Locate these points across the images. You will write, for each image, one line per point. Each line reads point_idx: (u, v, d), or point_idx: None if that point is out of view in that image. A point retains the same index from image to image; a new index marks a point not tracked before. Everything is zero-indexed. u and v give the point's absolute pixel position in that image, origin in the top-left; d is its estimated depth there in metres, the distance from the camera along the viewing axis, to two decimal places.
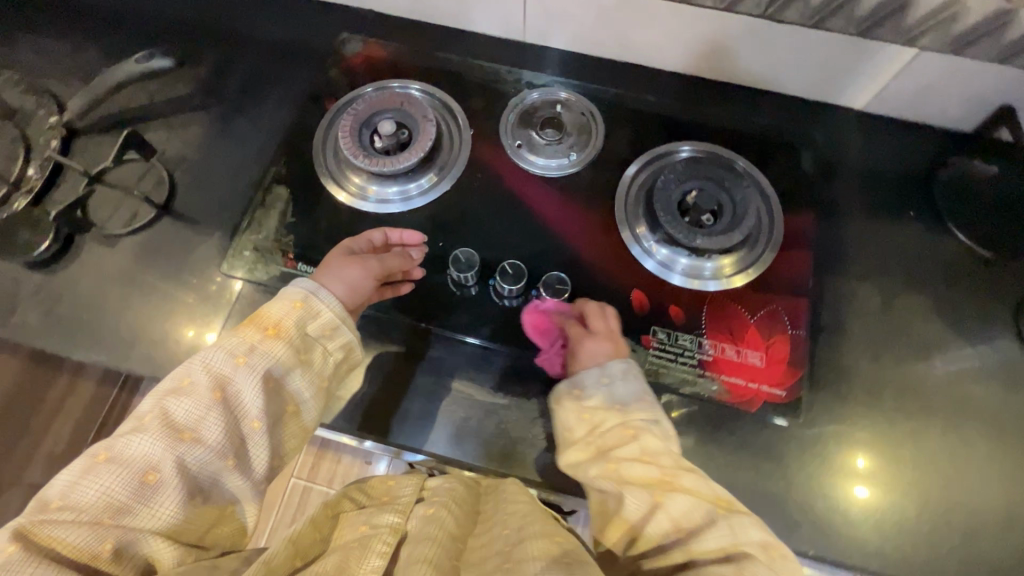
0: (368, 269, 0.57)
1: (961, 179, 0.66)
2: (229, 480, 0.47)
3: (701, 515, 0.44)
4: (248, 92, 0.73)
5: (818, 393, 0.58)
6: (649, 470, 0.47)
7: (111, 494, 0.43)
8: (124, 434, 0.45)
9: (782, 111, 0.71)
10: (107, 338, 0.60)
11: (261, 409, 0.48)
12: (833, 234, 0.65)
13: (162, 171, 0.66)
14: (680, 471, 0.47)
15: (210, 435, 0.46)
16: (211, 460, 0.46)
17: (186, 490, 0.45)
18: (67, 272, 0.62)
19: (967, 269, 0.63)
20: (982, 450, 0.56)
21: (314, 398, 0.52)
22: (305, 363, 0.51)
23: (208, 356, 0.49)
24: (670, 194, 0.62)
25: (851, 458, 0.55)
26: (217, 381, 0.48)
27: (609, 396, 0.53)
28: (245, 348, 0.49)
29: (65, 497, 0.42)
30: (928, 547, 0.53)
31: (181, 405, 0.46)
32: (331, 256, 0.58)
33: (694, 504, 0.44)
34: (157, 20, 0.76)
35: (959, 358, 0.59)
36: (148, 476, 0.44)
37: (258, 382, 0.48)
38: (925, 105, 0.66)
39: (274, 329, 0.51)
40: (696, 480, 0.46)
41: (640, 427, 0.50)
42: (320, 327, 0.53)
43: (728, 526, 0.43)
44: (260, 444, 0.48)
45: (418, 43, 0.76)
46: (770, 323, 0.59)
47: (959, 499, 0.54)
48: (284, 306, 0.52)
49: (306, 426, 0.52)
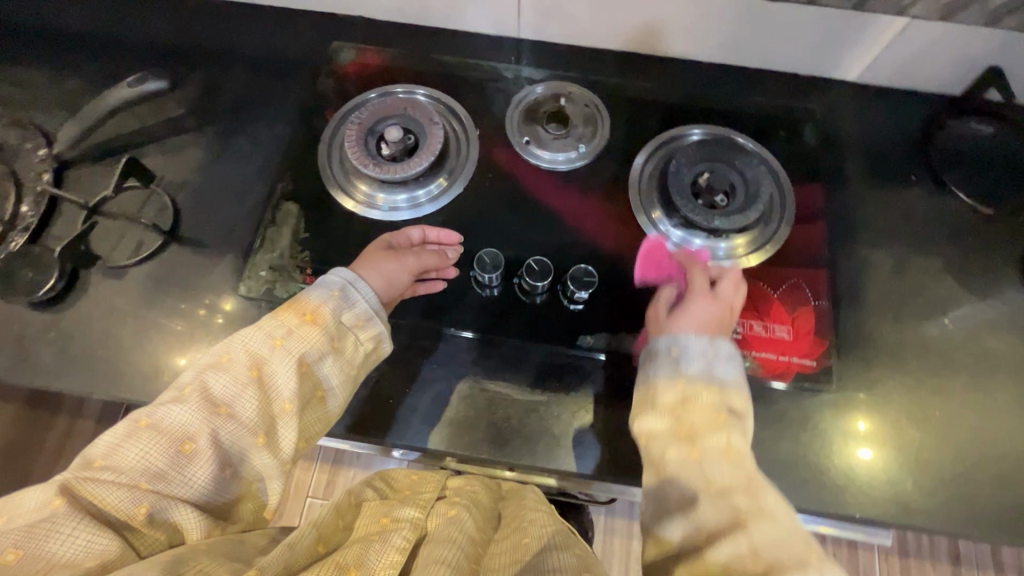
0: (405, 264, 0.58)
1: (956, 141, 0.68)
2: (258, 458, 0.47)
3: (786, 548, 0.40)
4: (242, 109, 0.71)
5: (845, 360, 0.59)
6: (731, 473, 0.45)
7: (149, 459, 0.44)
8: (165, 404, 0.46)
9: (779, 88, 0.72)
10: (125, 371, 0.59)
11: (294, 390, 0.49)
12: (840, 204, 0.66)
13: (164, 197, 0.64)
14: (768, 490, 0.44)
15: (245, 412, 0.47)
16: (242, 436, 0.47)
17: (217, 465, 0.46)
18: (76, 308, 0.60)
19: (971, 226, 0.65)
20: (1004, 399, 0.58)
21: (343, 386, 0.52)
22: (337, 350, 0.52)
23: (246, 335, 0.50)
24: (683, 177, 0.63)
25: (851, 422, 0.57)
26: (254, 360, 0.49)
27: (707, 373, 0.51)
28: (282, 331, 0.51)
29: (108, 458, 0.43)
30: (964, 497, 0.54)
31: (219, 380, 0.48)
32: (371, 249, 0.60)
33: (781, 534, 0.41)
34: (140, 42, 0.73)
35: (973, 313, 0.61)
36: (185, 446, 0.45)
37: (293, 365, 0.49)
38: (916, 72, 0.68)
39: (312, 315, 0.52)
40: (781, 505, 0.43)
41: (731, 420, 0.48)
42: (354, 318, 0.54)
43: (804, 568, 0.39)
44: (289, 426, 0.48)
45: (412, 46, 0.75)
46: (792, 296, 0.61)
47: (989, 448, 0.56)
48: (321, 295, 0.54)
49: (330, 414, 0.52)
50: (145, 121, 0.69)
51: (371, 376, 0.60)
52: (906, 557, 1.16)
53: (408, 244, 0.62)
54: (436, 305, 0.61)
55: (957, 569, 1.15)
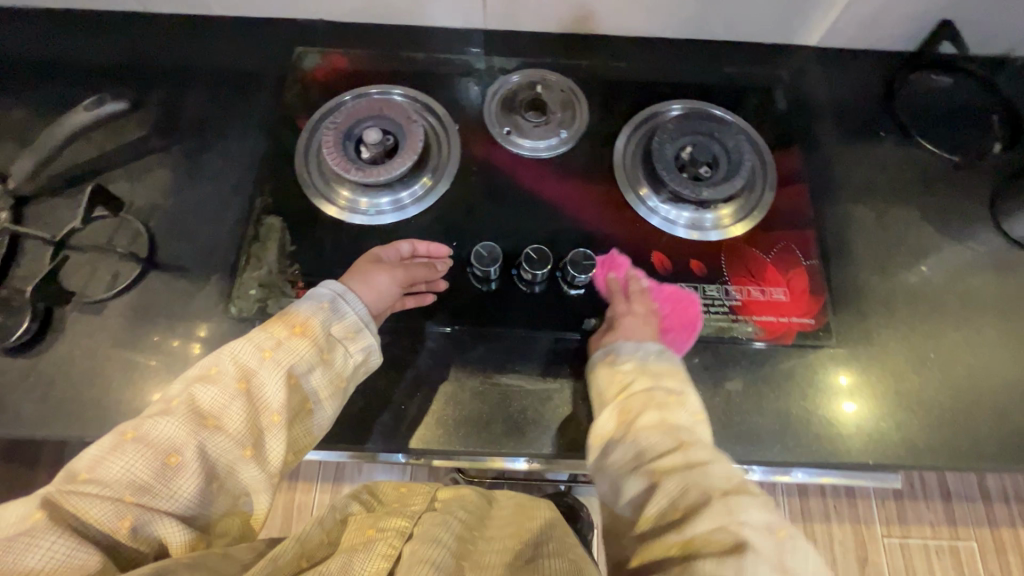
0: (394, 277, 0.57)
1: (917, 94, 0.71)
2: (245, 472, 0.46)
3: (698, 494, 0.44)
4: (207, 124, 0.68)
5: (842, 314, 0.61)
6: (663, 440, 0.48)
7: (134, 472, 0.42)
8: (152, 416, 0.45)
9: (747, 57, 0.73)
10: (116, 410, 0.55)
11: (283, 403, 0.48)
12: (818, 164, 0.68)
13: (136, 223, 0.61)
14: (701, 447, 0.48)
15: (233, 424, 0.46)
16: (230, 448, 0.46)
17: (203, 478, 0.45)
18: (55, 350, 0.57)
19: (940, 174, 0.68)
20: (990, 334, 0.60)
21: (333, 397, 0.51)
22: (327, 361, 0.51)
23: (235, 347, 0.49)
24: (667, 152, 0.64)
25: (834, 378, 0.59)
26: (243, 372, 0.48)
27: (642, 365, 0.54)
28: (271, 342, 0.49)
29: (92, 471, 0.42)
30: (965, 431, 0.57)
31: (207, 392, 0.47)
32: (359, 263, 0.59)
33: (689, 483, 0.45)
34: (87, 65, 0.69)
35: (952, 256, 0.64)
36: (171, 458, 0.44)
37: (282, 377, 0.48)
38: (874, 31, 0.71)
39: (301, 327, 0.51)
40: (715, 459, 0.47)
41: (665, 399, 0.51)
42: (343, 329, 0.53)
43: (728, 507, 0.43)
44: (278, 438, 0.47)
45: (377, 45, 0.73)
46: (785, 259, 0.62)
47: (982, 382, 0.59)
48: (311, 307, 0.53)
49: (322, 424, 0.51)
50: (106, 148, 0.65)
51: (380, 385, 0.58)
52: (901, 499, 1.21)
53: (398, 257, 0.60)
54: (437, 305, 0.61)
55: (949, 505, 1.21)
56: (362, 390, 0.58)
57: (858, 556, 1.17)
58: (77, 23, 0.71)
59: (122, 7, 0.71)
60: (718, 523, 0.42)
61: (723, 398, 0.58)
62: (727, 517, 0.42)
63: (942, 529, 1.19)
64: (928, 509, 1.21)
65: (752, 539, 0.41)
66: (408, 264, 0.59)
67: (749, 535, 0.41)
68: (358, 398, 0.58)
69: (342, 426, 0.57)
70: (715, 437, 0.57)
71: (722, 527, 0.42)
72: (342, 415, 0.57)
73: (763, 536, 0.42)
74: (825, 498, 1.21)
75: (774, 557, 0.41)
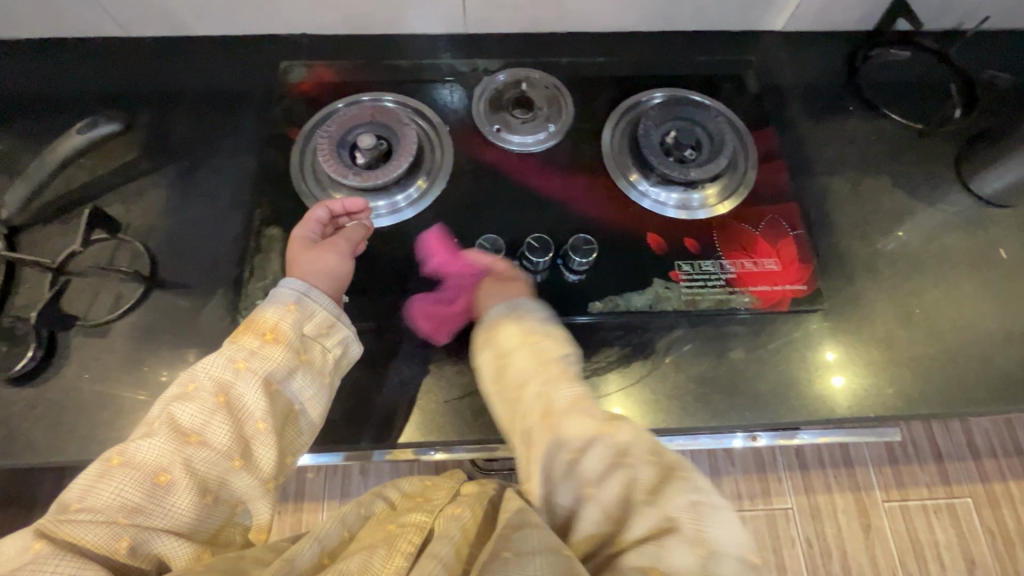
0: (341, 254, 0.57)
1: (878, 70, 0.75)
2: (238, 481, 0.46)
3: (626, 498, 0.44)
4: (197, 142, 0.68)
5: (829, 280, 0.64)
6: (583, 433, 0.45)
7: (123, 495, 0.43)
8: (136, 439, 0.45)
9: (718, 46, 0.77)
10: (130, 431, 0.55)
11: (266, 410, 0.48)
12: (795, 141, 0.72)
13: (134, 243, 0.61)
14: (621, 425, 0.46)
15: (217, 438, 0.46)
16: (218, 461, 0.46)
17: (196, 492, 0.45)
18: (61, 376, 0.56)
19: (908, 143, 0.71)
20: (968, 288, 0.64)
21: (317, 396, 0.51)
22: (305, 363, 0.51)
23: (207, 362, 0.49)
24: (652, 138, 0.66)
25: (821, 352, 0.61)
26: (220, 386, 0.47)
27: (541, 330, 0.54)
28: (244, 352, 0.49)
29: (82, 500, 0.42)
30: (956, 380, 0.60)
31: (185, 410, 0.46)
32: (294, 256, 0.57)
33: (617, 480, 0.44)
34: (70, 92, 0.69)
35: (927, 218, 0.68)
36: (160, 478, 0.44)
37: (260, 386, 0.48)
38: (834, 14, 0.75)
39: (272, 333, 0.50)
40: (636, 436, 0.46)
41: (578, 383, 0.49)
42: (315, 327, 0.52)
43: (656, 503, 0.43)
44: (266, 444, 0.47)
45: (361, 55, 0.74)
46: (773, 230, 0.65)
47: (966, 333, 0.62)
48: (277, 310, 0.52)
49: (314, 424, 0.51)
50: (97, 173, 0.65)
51: (394, 384, 0.59)
52: (896, 464, 1.25)
53: (320, 228, 0.59)
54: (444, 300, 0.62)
55: (943, 466, 1.25)
56: (377, 389, 0.58)
57: (862, 523, 1.21)
58: (58, 52, 0.71)
59: (102, 34, 0.71)
60: (649, 523, 0.43)
61: (728, 367, 0.60)
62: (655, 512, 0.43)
63: (938, 489, 1.24)
64: (923, 472, 1.25)
65: (678, 527, 0.42)
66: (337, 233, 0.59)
67: (677, 521, 0.42)
68: (374, 397, 0.58)
69: (361, 425, 0.57)
70: (724, 405, 0.59)
71: (654, 523, 0.42)
72: (360, 416, 0.57)
73: (687, 514, 0.42)
74: (825, 470, 1.24)
75: (694, 536, 0.41)
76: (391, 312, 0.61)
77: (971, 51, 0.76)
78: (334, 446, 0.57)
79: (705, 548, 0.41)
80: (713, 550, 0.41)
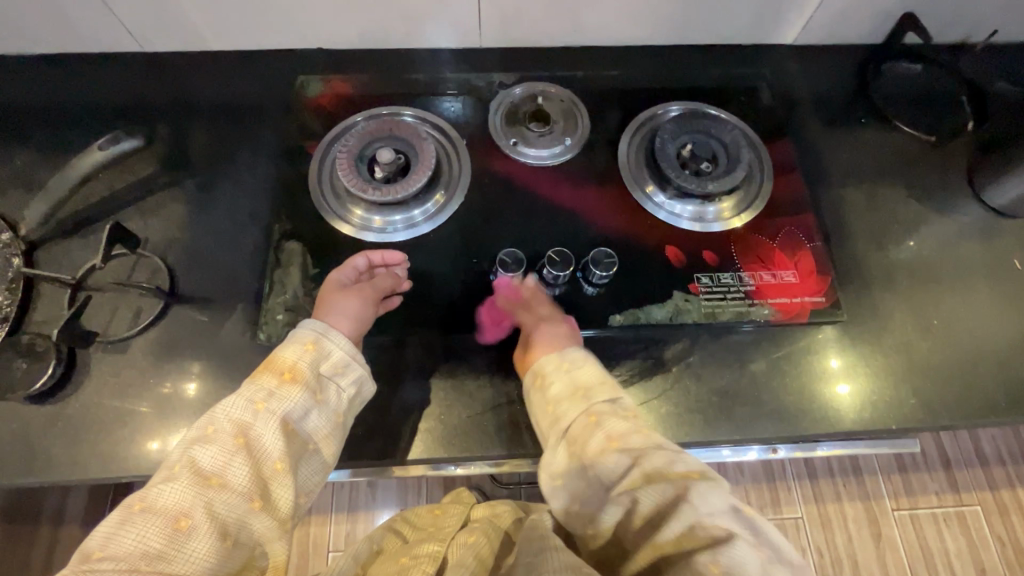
0: (366, 298, 0.58)
1: (889, 82, 0.76)
2: (256, 523, 0.46)
3: (666, 504, 0.44)
4: (215, 156, 0.68)
5: (847, 290, 0.65)
6: (617, 463, 0.47)
7: (146, 542, 0.42)
8: (157, 484, 0.45)
9: (730, 58, 0.78)
10: (149, 448, 0.55)
11: (284, 451, 0.48)
12: (809, 153, 0.72)
13: (154, 259, 0.61)
14: (648, 446, 0.47)
15: (238, 480, 0.46)
16: (238, 504, 0.46)
17: (216, 536, 0.44)
18: (82, 393, 0.56)
19: (920, 155, 0.72)
20: (986, 298, 0.64)
21: (332, 433, 0.51)
22: (321, 403, 0.51)
23: (227, 404, 0.49)
24: (669, 151, 0.67)
25: (826, 361, 0.61)
26: (239, 427, 0.48)
27: (570, 382, 0.53)
28: (263, 393, 0.49)
29: (105, 548, 0.42)
30: (977, 389, 0.60)
31: (206, 452, 0.46)
32: (325, 295, 0.58)
33: (654, 493, 0.45)
34: (87, 107, 0.69)
35: (942, 228, 0.68)
36: (181, 523, 0.44)
37: (278, 426, 0.48)
38: (845, 27, 0.75)
39: (291, 373, 0.50)
40: (664, 454, 0.46)
41: (600, 414, 0.50)
42: (332, 365, 0.52)
43: (691, 505, 0.43)
44: (285, 485, 0.47)
45: (377, 68, 0.74)
46: (791, 242, 0.66)
47: (986, 343, 0.62)
48: (295, 350, 0.52)
49: (327, 462, 0.51)
50: (114, 187, 0.65)
51: (415, 397, 0.58)
52: (905, 471, 1.25)
53: (356, 275, 0.61)
54: (464, 313, 0.62)
55: (951, 473, 1.25)
56: (399, 403, 0.58)
57: (871, 531, 1.20)
58: (74, 67, 0.71)
59: (119, 48, 0.71)
60: (686, 525, 0.43)
61: (748, 378, 0.60)
62: (697, 516, 0.43)
63: (947, 497, 1.23)
64: (932, 480, 1.25)
65: (729, 534, 0.42)
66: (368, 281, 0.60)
67: (722, 527, 0.43)
68: (395, 411, 0.58)
69: (382, 440, 0.57)
70: (745, 416, 0.59)
71: (694, 530, 0.43)
72: (382, 430, 0.57)
73: (731, 518, 0.43)
74: (834, 478, 1.24)
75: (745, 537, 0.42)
76: (411, 325, 0.61)
77: (980, 63, 0.77)
78: (355, 462, 0.56)
79: (763, 550, 0.42)
80: (770, 552, 0.42)
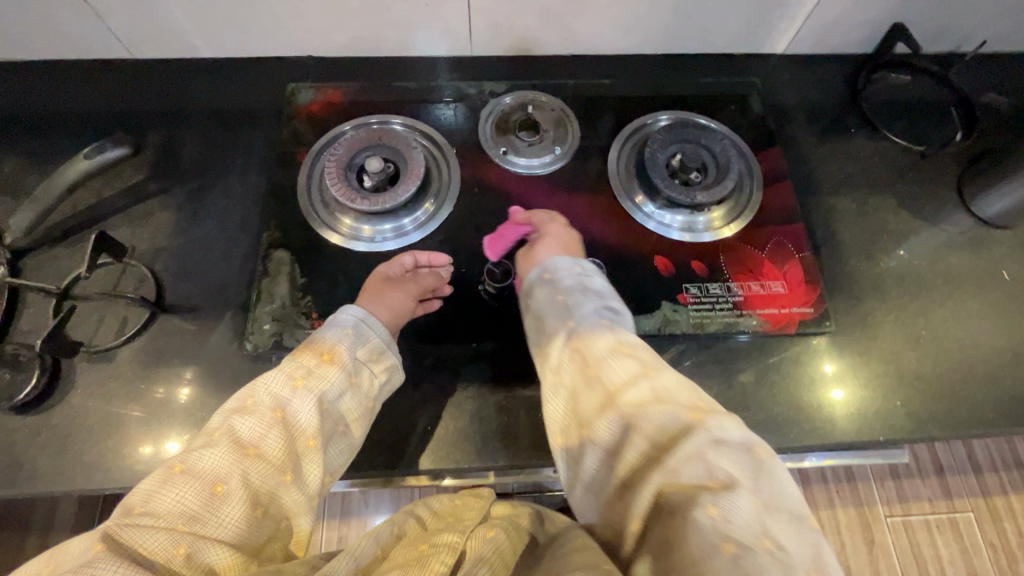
0: (409, 293, 0.59)
1: (879, 92, 0.76)
2: (287, 496, 0.46)
3: (676, 421, 0.41)
4: (205, 164, 0.68)
5: (836, 300, 0.65)
6: (624, 368, 0.45)
7: (184, 502, 0.42)
8: (197, 449, 0.45)
9: (720, 68, 0.78)
10: (133, 459, 0.54)
11: (317, 428, 0.48)
12: (798, 163, 0.72)
13: (140, 267, 0.61)
14: (660, 368, 0.45)
15: (274, 452, 0.46)
16: (271, 475, 0.46)
17: (249, 504, 0.44)
18: (67, 401, 0.56)
19: (909, 165, 0.72)
20: (976, 308, 0.65)
21: (362, 417, 0.51)
22: (355, 385, 0.51)
23: (268, 378, 0.50)
24: (658, 160, 0.67)
25: (819, 365, 0.61)
26: (277, 401, 0.48)
27: (580, 283, 0.55)
28: (302, 371, 0.50)
29: (146, 504, 0.42)
30: (967, 399, 0.60)
31: (245, 422, 0.47)
32: (369, 286, 0.60)
33: (665, 409, 0.41)
34: (76, 114, 0.69)
35: (932, 237, 0.68)
36: (217, 488, 0.43)
37: (314, 404, 0.49)
38: (835, 37, 0.76)
39: (329, 354, 0.52)
40: (678, 379, 0.44)
41: (612, 324, 0.50)
42: (368, 351, 0.53)
43: (708, 430, 0.40)
44: (316, 462, 0.48)
45: (368, 77, 0.74)
46: (779, 252, 0.66)
47: (978, 354, 0.62)
48: (335, 334, 0.54)
49: (354, 444, 0.51)
50: (103, 195, 0.65)
51: (403, 408, 0.58)
52: (898, 478, 1.25)
53: (402, 271, 0.61)
54: (453, 324, 0.62)
55: (943, 480, 1.25)
56: (387, 414, 0.58)
57: (865, 538, 1.20)
58: (63, 75, 0.71)
59: (108, 55, 0.71)
60: (690, 446, 0.39)
61: (738, 389, 0.60)
62: (707, 441, 0.39)
63: (940, 504, 1.23)
64: (925, 486, 1.25)
65: (731, 472, 0.38)
66: (412, 278, 0.60)
67: (726, 459, 0.38)
68: (382, 422, 0.57)
69: (370, 451, 0.56)
70: None
71: (700, 457, 0.38)
72: (370, 441, 0.57)
73: (741, 456, 0.39)
74: (827, 484, 1.24)
75: (751, 487, 0.38)
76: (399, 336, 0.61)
77: (970, 75, 0.77)
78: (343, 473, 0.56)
79: (762, 501, 0.37)
80: (767, 505, 0.37)
